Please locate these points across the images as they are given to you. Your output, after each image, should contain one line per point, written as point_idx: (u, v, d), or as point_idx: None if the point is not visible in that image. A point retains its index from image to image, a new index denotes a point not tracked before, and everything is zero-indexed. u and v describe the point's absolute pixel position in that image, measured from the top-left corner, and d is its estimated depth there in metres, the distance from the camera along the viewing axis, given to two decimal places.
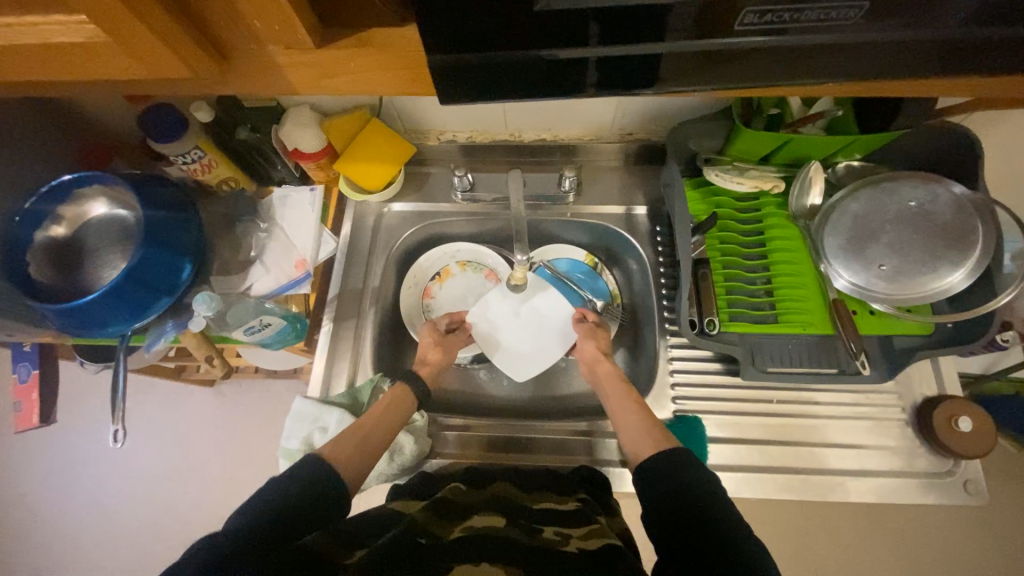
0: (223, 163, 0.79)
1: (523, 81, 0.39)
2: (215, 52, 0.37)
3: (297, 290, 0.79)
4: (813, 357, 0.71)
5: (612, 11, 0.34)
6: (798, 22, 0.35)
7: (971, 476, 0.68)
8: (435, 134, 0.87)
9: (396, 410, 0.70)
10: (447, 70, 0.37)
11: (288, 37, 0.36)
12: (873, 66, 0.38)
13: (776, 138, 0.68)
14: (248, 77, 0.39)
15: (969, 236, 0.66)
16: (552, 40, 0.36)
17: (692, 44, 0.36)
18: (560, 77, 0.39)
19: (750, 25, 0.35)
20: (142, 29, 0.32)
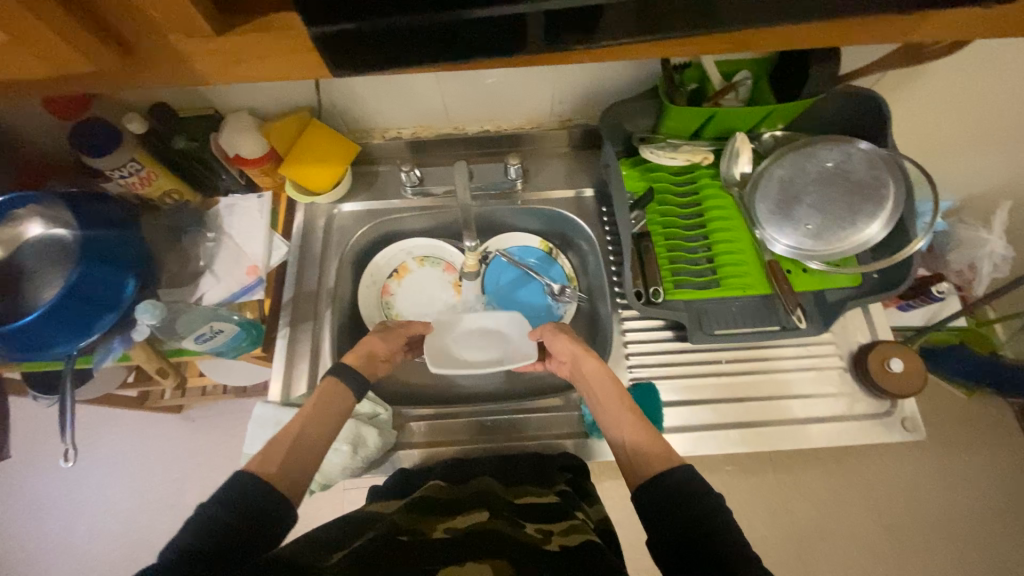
0: (163, 175, 0.78)
1: (420, 49, 0.41)
2: (118, 46, 0.38)
3: (250, 296, 0.79)
4: (755, 317, 0.75)
5: None
6: None
7: (907, 413, 0.73)
8: (380, 131, 0.88)
9: (331, 405, 0.69)
10: (337, 39, 0.39)
11: (187, 27, 0.37)
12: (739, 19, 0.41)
13: (700, 112, 0.72)
14: (156, 70, 0.40)
15: (882, 191, 0.71)
16: (440, 10, 0.38)
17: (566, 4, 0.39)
18: (451, 44, 0.41)
19: None
20: (34, 21, 0.33)
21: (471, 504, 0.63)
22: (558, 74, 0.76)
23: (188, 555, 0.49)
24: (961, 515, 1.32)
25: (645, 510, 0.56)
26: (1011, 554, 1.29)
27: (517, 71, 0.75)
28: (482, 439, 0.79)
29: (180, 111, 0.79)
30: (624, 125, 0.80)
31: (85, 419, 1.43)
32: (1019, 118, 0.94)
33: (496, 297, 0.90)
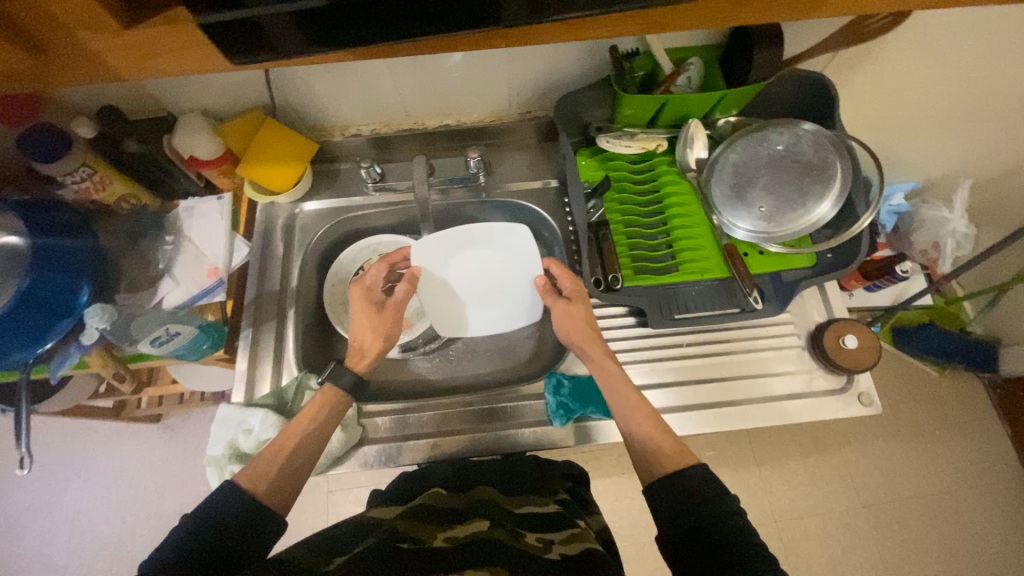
0: (117, 179, 0.77)
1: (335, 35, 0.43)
2: (27, 44, 0.40)
3: (210, 298, 0.78)
4: (714, 300, 0.77)
5: None
6: None
7: (864, 388, 0.75)
8: (339, 129, 0.88)
9: (323, 409, 0.68)
10: (252, 31, 0.41)
11: (89, 19, 0.38)
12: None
13: (652, 99, 0.73)
14: (70, 66, 0.42)
15: (831, 171, 0.72)
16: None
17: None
18: (365, 27, 0.43)
19: None
20: None
21: (473, 512, 0.61)
22: (512, 66, 0.77)
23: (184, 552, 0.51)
24: (937, 489, 1.34)
25: (654, 505, 0.56)
26: (987, 525, 1.32)
27: (472, 63, 0.76)
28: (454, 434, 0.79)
29: (132, 114, 0.78)
30: (581, 115, 0.80)
31: (62, 435, 1.41)
32: (966, 96, 0.97)
33: None
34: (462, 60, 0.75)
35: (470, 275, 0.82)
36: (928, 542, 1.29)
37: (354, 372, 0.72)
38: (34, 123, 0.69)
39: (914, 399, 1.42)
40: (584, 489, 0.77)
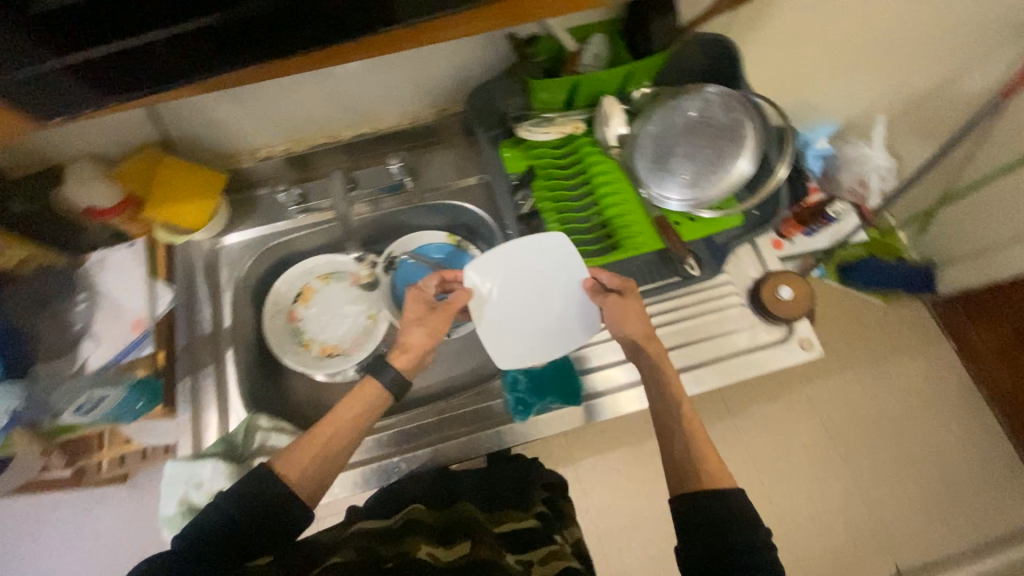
0: (14, 241, 0.71)
1: (163, 71, 0.47)
2: None
3: (140, 350, 0.73)
4: (653, 272, 0.79)
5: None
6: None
7: (803, 334, 0.77)
8: (250, 153, 0.84)
9: (365, 401, 0.67)
10: (69, 76, 0.45)
11: None
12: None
13: (562, 82, 0.73)
14: None
15: (743, 129, 0.73)
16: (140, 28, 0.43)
17: None
18: (186, 56, 0.46)
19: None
20: None
21: (454, 532, 0.60)
22: (416, 63, 0.75)
23: (212, 536, 0.55)
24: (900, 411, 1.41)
25: (677, 518, 0.57)
26: (946, 437, 1.40)
27: (373, 65, 0.73)
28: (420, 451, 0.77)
29: (10, 171, 0.74)
30: (496, 105, 0.78)
31: (20, 520, 1.31)
32: (861, 37, 1.00)
33: None
34: (361, 64, 0.72)
35: (514, 287, 0.73)
36: (904, 465, 1.34)
37: (392, 367, 0.70)
38: None
39: (871, 333, 1.47)
40: (561, 494, 0.77)
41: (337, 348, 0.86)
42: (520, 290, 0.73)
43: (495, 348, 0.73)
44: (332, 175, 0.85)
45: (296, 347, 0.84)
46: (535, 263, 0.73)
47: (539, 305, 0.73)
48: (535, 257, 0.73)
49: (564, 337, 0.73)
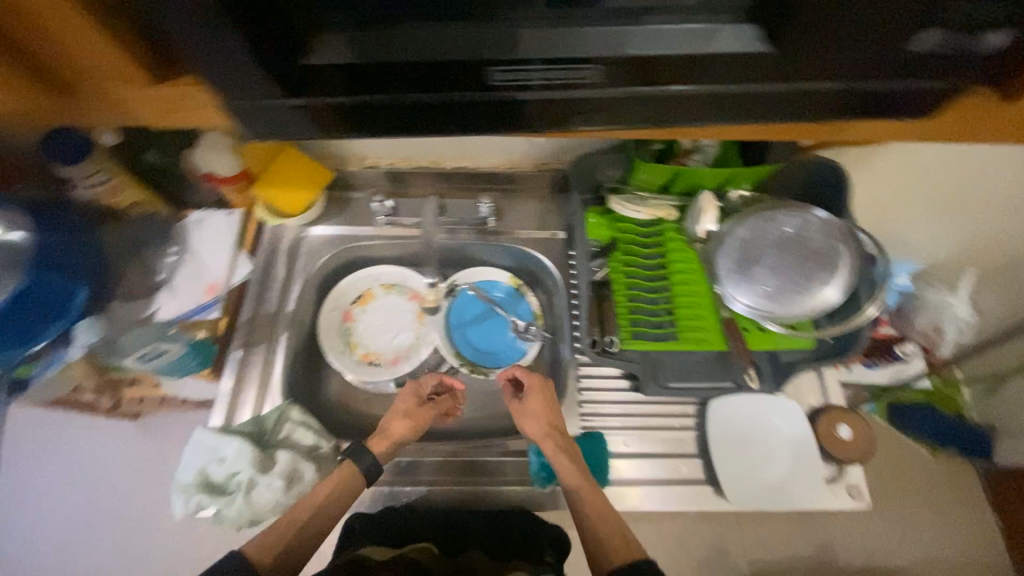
0: (132, 187, 0.77)
1: (374, 84, 0.44)
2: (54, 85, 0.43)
3: (206, 315, 0.78)
4: (710, 372, 0.75)
5: (425, 67, 0.43)
6: (545, 77, 0.43)
7: (854, 481, 0.73)
8: (357, 160, 0.90)
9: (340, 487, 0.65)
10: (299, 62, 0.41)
11: (136, 73, 0.41)
12: (664, 111, 0.47)
13: (666, 170, 0.77)
14: (93, 96, 0.44)
15: (834, 257, 0.73)
16: (398, 88, 0.44)
17: (505, 85, 0.44)
18: (398, 116, 0.46)
19: (503, 80, 0.43)
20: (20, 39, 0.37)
21: None
22: None
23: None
24: None
25: None
26: None
27: None
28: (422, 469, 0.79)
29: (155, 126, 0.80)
30: (594, 176, 0.82)
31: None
32: None
33: (459, 330, 0.90)
34: None
35: (748, 431, 0.72)
36: None
37: (371, 452, 0.69)
38: (58, 128, 0.70)
39: None
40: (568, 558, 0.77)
41: (379, 358, 0.87)
42: (755, 438, 0.72)
43: (731, 489, 0.69)
44: (427, 199, 0.89)
45: (343, 347, 0.86)
46: (770, 412, 0.74)
47: (770, 456, 0.71)
48: (772, 406, 0.74)
49: (795, 492, 0.70)
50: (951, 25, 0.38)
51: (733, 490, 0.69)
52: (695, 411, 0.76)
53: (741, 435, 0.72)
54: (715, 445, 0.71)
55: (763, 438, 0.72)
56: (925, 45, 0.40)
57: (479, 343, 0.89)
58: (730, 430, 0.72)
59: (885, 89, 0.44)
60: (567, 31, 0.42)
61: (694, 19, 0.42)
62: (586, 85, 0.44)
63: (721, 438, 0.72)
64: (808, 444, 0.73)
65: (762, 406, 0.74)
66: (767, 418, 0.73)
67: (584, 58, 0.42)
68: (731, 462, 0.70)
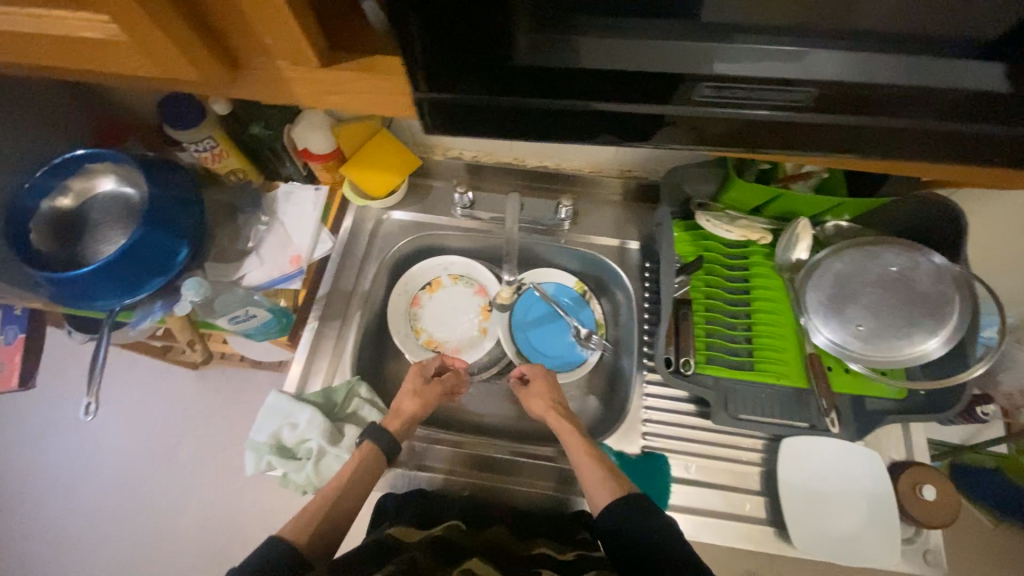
0: (234, 155, 0.82)
1: (530, 87, 0.40)
2: (228, 61, 0.39)
3: (288, 285, 0.81)
4: (785, 409, 0.72)
5: (595, 74, 0.39)
6: (743, 97, 0.40)
7: (932, 546, 0.68)
8: (442, 149, 0.91)
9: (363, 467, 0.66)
10: (451, 63, 0.38)
11: (298, 55, 0.39)
12: (838, 141, 0.43)
13: (769, 191, 0.72)
14: (254, 85, 0.42)
15: (944, 307, 0.67)
16: (559, 94, 0.41)
17: (687, 102, 0.40)
18: (548, 123, 0.44)
19: (707, 97, 0.40)
20: (159, 34, 0.34)
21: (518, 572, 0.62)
22: None
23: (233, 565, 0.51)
24: None
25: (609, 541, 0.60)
26: None
27: None
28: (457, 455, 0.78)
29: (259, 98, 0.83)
30: (683, 189, 0.80)
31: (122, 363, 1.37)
32: None
33: (521, 330, 0.89)
34: None
35: (823, 477, 0.69)
36: None
37: (391, 433, 0.70)
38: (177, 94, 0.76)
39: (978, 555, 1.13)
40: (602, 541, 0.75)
41: (442, 347, 0.88)
42: (830, 486, 0.68)
43: (799, 535, 0.66)
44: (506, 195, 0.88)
45: (408, 331, 0.88)
46: (849, 461, 0.70)
47: (844, 507, 0.68)
48: (852, 454, 0.70)
49: (869, 549, 0.66)
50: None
51: (801, 536, 0.66)
52: (763, 445, 0.73)
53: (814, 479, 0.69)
54: (785, 486, 0.68)
55: (838, 486, 0.68)
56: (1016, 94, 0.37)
57: (540, 344, 0.88)
58: (803, 472, 0.69)
59: (965, 134, 0.40)
60: (638, 45, 0.38)
61: (778, 41, 0.37)
62: (641, 102, 0.41)
63: (792, 479, 0.69)
64: (889, 501, 0.68)
65: (841, 452, 0.70)
66: (845, 466, 0.69)
67: (647, 71, 0.39)
68: (801, 506, 0.67)
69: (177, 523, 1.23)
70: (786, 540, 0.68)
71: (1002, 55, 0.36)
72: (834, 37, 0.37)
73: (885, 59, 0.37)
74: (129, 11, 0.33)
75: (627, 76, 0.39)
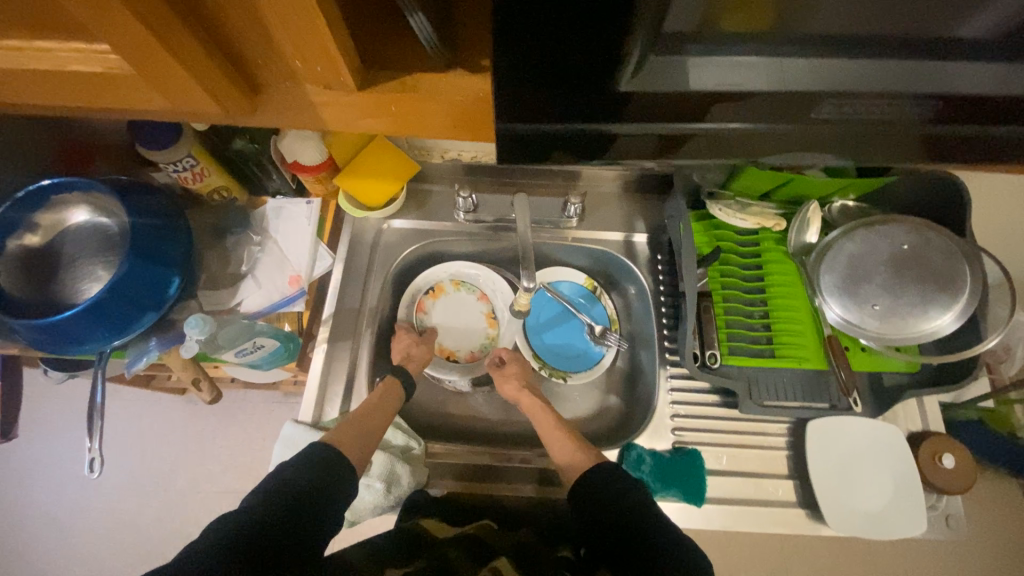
0: (217, 173, 0.75)
1: (581, 98, 0.37)
2: (248, 87, 0.36)
3: (290, 307, 0.77)
4: (808, 393, 0.73)
5: (699, 93, 0.37)
6: (867, 113, 0.39)
7: (953, 511, 0.71)
8: (439, 152, 0.87)
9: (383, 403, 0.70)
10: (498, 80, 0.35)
11: (330, 79, 0.35)
12: (888, 142, 0.42)
13: (780, 176, 0.72)
14: (275, 110, 0.38)
15: (957, 281, 0.69)
16: (629, 117, 0.39)
17: (787, 126, 0.41)
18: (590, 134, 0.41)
19: (829, 114, 0.39)
20: (178, 69, 0.30)
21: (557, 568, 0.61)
22: None
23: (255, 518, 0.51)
24: None
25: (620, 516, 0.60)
26: None
27: None
28: (484, 469, 0.75)
29: None
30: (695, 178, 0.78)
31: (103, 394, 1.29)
32: None
33: (536, 331, 0.88)
34: None
35: (850, 454, 0.70)
36: None
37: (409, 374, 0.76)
38: None
39: None
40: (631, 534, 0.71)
41: (455, 355, 0.86)
42: (858, 464, 0.70)
43: (832, 512, 0.67)
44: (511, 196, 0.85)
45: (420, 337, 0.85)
46: (875, 437, 0.71)
47: (871, 482, 0.69)
48: (877, 430, 0.71)
49: (897, 521, 0.68)
50: (1003, 73, 0.36)
51: (833, 513, 0.67)
52: (789, 429, 0.74)
53: (841, 457, 0.70)
54: (816, 465, 0.69)
55: (865, 461, 0.70)
56: (991, 92, 0.37)
57: (555, 343, 0.87)
58: (832, 452, 0.70)
59: (926, 134, 0.41)
60: (659, 64, 0.35)
61: (762, 48, 0.35)
62: (669, 120, 0.39)
63: (822, 459, 0.70)
64: (913, 473, 0.70)
65: (867, 429, 0.71)
66: (871, 443, 0.71)
67: (657, 92, 0.37)
68: (831, 485, 0.69)
69: None
70: (819, 520, 0.70)
71: (1000, 55, 0.35)
72: (829, 41, 0.34)
73: (890, 65, 0.36)
74: (143, 46, 0.29)
75: (624, 96, 0.37)
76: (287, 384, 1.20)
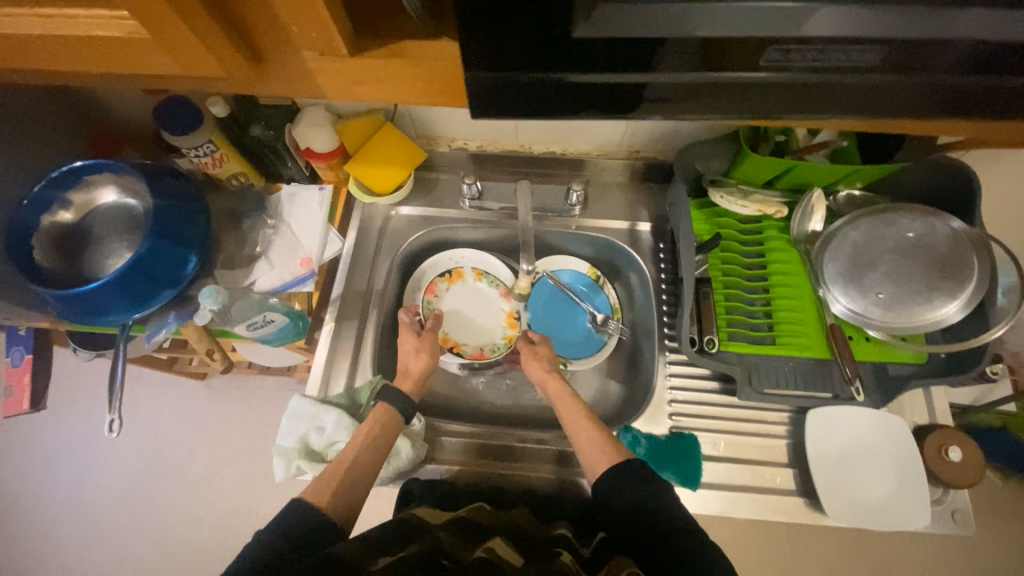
0: (234, 158, 0.79)
1: (563, 60, 0.38)
2: (250, 54, 0.39)
3: (300, 287, 0.80)
4: (809, 381, 0.72)
5: (667, 38, 0.36)
6: (835, 67, 0.38)
7: (960, 505, 0.69)
8: (446, 141, 0.89)
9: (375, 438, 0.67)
10: (481, 48, 0.37)
11: (323, 44, 0.38)
12: (879, 104, 0.42)
13: (782, 163, 0.72)
14: (278, 80, 0.41)
15: (963, 269, 0.67)
16: (608, 68, 0.39)
17: (763, 71, 0.39)
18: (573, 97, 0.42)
19: (775, 60, 0.37)
20: (188, 35, 0.33)
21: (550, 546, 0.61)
22: None
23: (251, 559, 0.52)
24: None
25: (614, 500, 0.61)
26: None
27: None
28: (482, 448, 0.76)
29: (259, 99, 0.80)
30: (695, 166, 0.80)
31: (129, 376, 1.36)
32: None
33: (539, 318, 0.89)
34: None
35: (851, 444, 0.69)
36: None
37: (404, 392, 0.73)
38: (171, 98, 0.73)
39: None
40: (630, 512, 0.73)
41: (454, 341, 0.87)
42: (860, 453, 0.69)
43: (831, 502, 0.67)
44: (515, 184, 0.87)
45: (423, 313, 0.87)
46: (877, 426, 0.70)
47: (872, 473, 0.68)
48: (879, 420, 0.70)
49: (898, 513, 0.67)
50: (1000, 22, 0.34)
51: (832, 503, 0.67)
52: (789, 418, 0.74)
53: (842, 446, 0.69)
54: (815, 454, 0.69)
55: (866, 451, 0.69)
56: (985, 44, 0.35)
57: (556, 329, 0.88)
58: (832, 441, 0.69)
59: (936, 83, 0.39)
60: (607, 11, 0.35)
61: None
62: (626, 67, 0.39)
63: (822, 448, 0.69)
64: (917, 465, 0.69)
65: (870, 419, 0.70)
66: (873, 432, 0.70)
67: (624, 33, 0.36)
68: (830, 474, 0.68)
69: (198, 534, 1.23)
70: (818, 510, 0.69)
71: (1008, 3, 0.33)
72: None
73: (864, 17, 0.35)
74: (157, 12, 0.32)
75: (579, 42, 0.37)
76: (300, 370, 1.25)
